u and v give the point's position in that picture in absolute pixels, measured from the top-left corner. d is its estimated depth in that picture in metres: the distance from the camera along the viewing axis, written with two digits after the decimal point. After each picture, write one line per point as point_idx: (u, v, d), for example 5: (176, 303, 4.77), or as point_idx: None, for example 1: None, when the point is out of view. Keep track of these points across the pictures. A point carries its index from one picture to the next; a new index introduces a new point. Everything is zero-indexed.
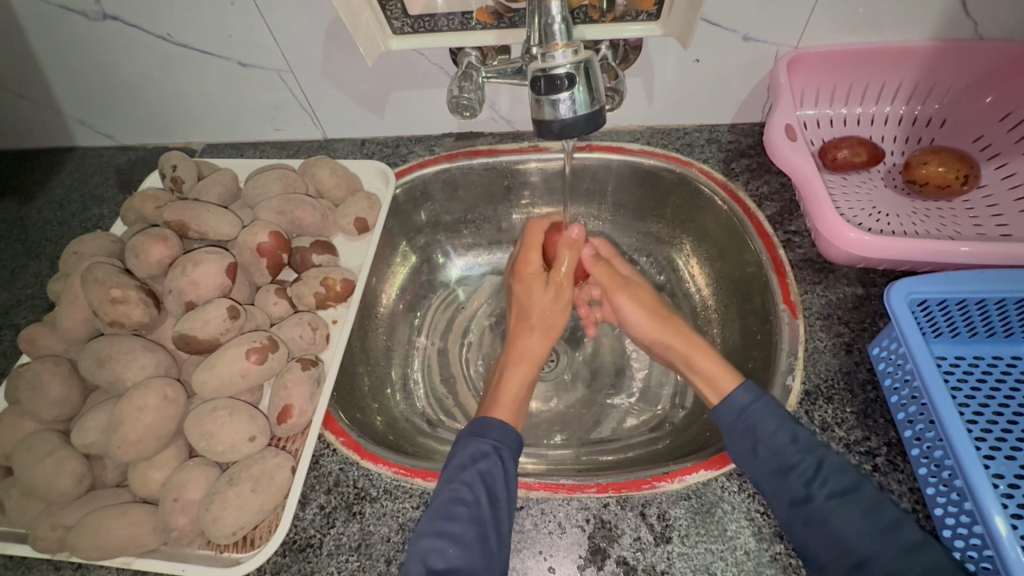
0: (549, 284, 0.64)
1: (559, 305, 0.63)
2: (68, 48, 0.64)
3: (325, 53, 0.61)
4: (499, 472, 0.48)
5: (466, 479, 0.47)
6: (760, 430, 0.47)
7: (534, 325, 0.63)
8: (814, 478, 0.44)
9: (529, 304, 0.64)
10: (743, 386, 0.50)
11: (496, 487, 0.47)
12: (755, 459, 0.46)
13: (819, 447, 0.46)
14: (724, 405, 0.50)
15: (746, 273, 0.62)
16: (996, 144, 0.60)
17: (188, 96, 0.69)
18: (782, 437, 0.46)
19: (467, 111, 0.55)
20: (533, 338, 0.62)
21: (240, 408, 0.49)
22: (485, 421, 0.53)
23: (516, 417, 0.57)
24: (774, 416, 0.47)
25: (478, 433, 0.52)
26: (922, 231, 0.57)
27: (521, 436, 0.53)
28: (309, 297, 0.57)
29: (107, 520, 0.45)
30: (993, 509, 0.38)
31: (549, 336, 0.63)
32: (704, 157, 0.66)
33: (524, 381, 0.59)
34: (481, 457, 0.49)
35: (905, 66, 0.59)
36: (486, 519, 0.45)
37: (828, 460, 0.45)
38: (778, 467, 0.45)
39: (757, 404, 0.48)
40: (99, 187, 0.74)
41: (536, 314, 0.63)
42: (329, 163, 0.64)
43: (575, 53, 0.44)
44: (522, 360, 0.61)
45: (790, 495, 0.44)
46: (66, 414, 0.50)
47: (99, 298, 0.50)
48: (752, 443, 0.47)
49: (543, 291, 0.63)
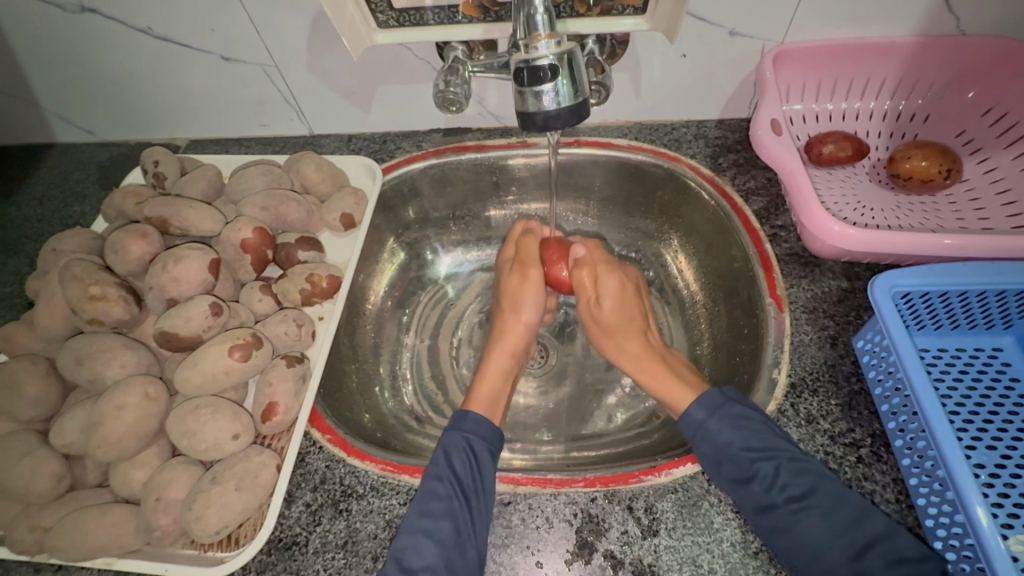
0: (518, 267, 0.66)
1: (528, 283, 0.64)
2: (46, 42, 0.63)
3: (309, 47, 0.61)
4: (472, 466, 0.49)
5: (439, 474, 0.48)
6: (717, 441, 0.48)
7: (506, 305, 0.64)
8: (773, 484, 0.44)
9: (506, 288, 0.65)
10: (698, 402, 0.51)
11: (467, 480, 0.47)
12: (716, 471, 0.47)
13: (776, 451, 0.46)
14: (683, 421, 0.51)
15: (733, 268, 0.62)
16: (979, 139, 0.60)
17: (171, 90, 0.68)
18: (738, 449, 0.46)
19: (453, 105, 0.54)
20: (507, 316, 0.64)
21: (223, 406, 0.48)
22: (462, 414, 0.54)
23: (492, 409, 0.57)
24: (729, 427, 0.48)
25: (454, 427, 0.53)
26: (906, 225, 0.58)
27: (498, 429, 0.54)
28: (294, 294, 0.57)
29: (86, 521, 0.44)
30: (975, 500, 0.39)
31: (524, 317, 0.63)
32: (691, 152, 0.66)
33: (500, 367, 0.60)
34: (453, 451, 0.50)
35: (889, 60, 0.60)
36: (459, 513, 0.45)
37: (784, 464, 0.45)
38: (737, 477, 0.46)
39: (713, 418, 0.49)
40: (80, 183, 0.73)
41: (511, 294, 0.64)
42: (315, 159, 0.63)
43: (558, 44, 0.44)
44: (497, 347, 0.62)
45: (753, 503, 0.45)
46: (44, 413, 0.50)
47: (77, 295, 0.49)
48: (712, 453, 0.48)
49: (511, 276, 0.66)
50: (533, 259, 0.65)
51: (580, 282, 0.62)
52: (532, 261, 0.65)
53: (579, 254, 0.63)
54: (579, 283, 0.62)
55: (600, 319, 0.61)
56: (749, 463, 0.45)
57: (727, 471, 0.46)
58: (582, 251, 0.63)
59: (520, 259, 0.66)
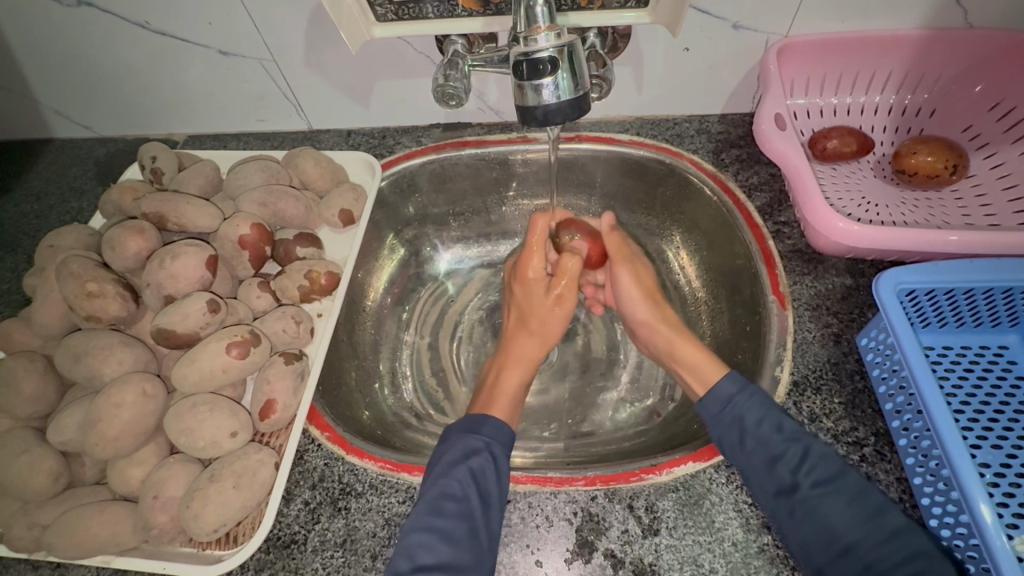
0: (552, 289, 0.61)
1: (561, 312, 0.61)
2: (42, 37, 0.62)
3: (307, 42, 0.60)
4: (491, 469, 0.48)
5: (456, 475, 0.46)
6: (746, 420, 0.47)
7: (533, 332, 0.61)
8: (801, 466, 0.44)
9: (531, 311, 0.62)
10: (728, 377, 0.50)
11: (487, 484, 0.46)
12: (740, 450, 0.46)
13: (806, 435, 0.45)
14: (710, 396, 0.50)
15: (735, 265, 0.61)
16: (986, 134, 0.59)
17: (169, 86, 0.67)
18: (766, 429, 0.46)
19: (452, 100, 0.54)
20: (529, 342, 0.61)
21: (221, 403, 0.48)
22: (481, 418, 0.52)
23: (512, 414, 0.57)
24: (760, 406, 0.47)
25: (470, 429, 0.51)
26: (911, 221, 0.57)
27: (513, 432, 0.53)
28: (293, 290, 0.56)
29: (84, 518, 0.44)
30: (979, 499, 0.38)
31: (546, 340, 0.61)
32: (693, 147, 0.65)
33: (517, 383, 0.58)
34: (473, 454, 0.48)
35: (895, 54, 0.59)
36: (476, 515, 0.45)
37: (814, 447, 0.45)
38: (765, 456, 0.45)
39: (742, 394, 0.48)
40: (78, 180, 0.72)
41: (537, 320, 0.61)
42: (314, 155, 0.63)
43: (558, 36, 0.43)
44: (511, 360, 0.60)
45: (777, 487, 0.44)
46: (41, 411, 0.49)
47: (74, 291, 0.49)
48: (739, 434, 0.47)
49: (543, 301, 0.61)
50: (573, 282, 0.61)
51: (612, 248, 0.64)
52: (569, 288, 0.61)
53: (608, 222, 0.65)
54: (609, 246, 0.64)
55: (639, 276, 0.63)
56: (767, 454, 0.45)
57: (756, 449, 0.45)
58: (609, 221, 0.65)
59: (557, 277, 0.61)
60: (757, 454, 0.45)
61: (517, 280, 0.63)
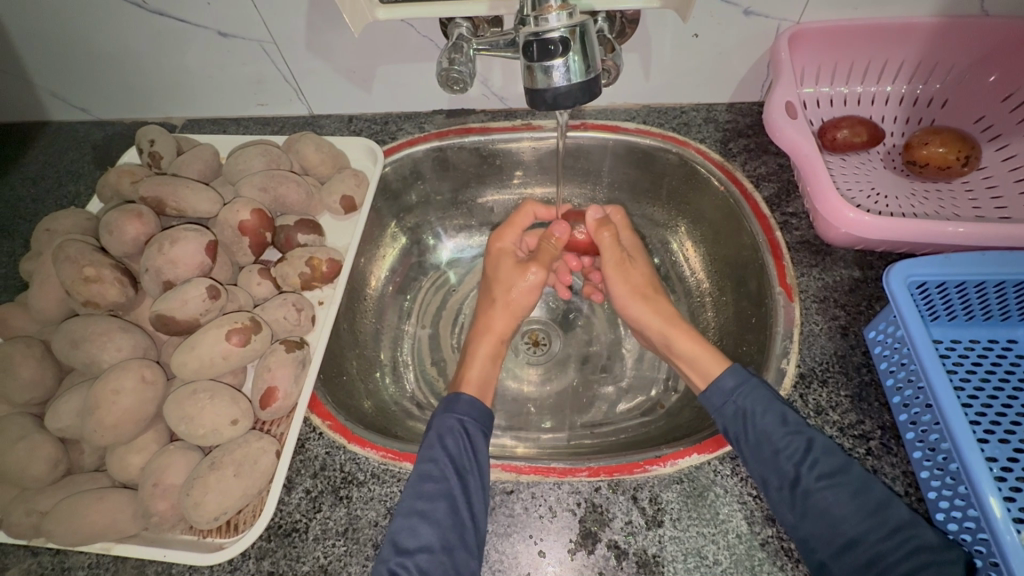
0: (523, 262, 0.63)
1: (525, 284, 0.62)
2: (38, 18, 0.61)
3: (308, 24, 0.59)
4: (465, 446, 0.49)
5: (433, 455, 0.47)
6: (749, 411, 0.47)
7: (497, 300, 0.63)
8: (805, 459, 0.44)
9: (496, 279, 0.64)
10: (729, 370, 0.51)
11: (464, 460, 0.47)
12: (744, 443, 0.46)
13: (808, 428, 0.46)
14: (713, 388, 0.51)
15: (741, 255, 0.61)
16: (998, 125, 0.58)
17: (167, 68, 0.66)
18: (771, 419, 0.46)
19: (457, 84, 0.52)
20: (495, 311, 0.62)
21: (222, 391, 0.48)
22: (454, 396, 0.53)
23: (484, 391, 0.57)
24: (762, 399, 0.47)
25: (445, 409, 0.52)
26: (920, 214, 0.56)
27: (489, 411, 0.54)
28: (294, 278, 0.55)
29: (82, 505, 0.43)
30: (990, 493, 0.38)
31: (511, 309, 0.62)
32: (700, 136, 0.65)
33: (485, 355, 0.60)
34: (446, 434, 0.50)
35: (908, 43, 0.58)
36: (456, 493, 0.45)
37: (818, 440, 0.45)
38: (770, 452, 0.45)
39: (745, 387, 0.49)
40: (75, 163, 0.71)
41: (504, 288, 0.63)
42: (315, 140, 0.62)
43: (570, 17, 0.42)
44: (484, 335, 0.61)
45: (779, 479, 0.44)
46: (38, 397, 0.49)
47: (71, 276, 0.48)
48: (742, 425, 0.47)
49: (512, 270, 0.63)
50: (547, 261, 0.63)
51: (603, 244, 0.62)
52: (541, 258, 0.63)
53: (597, 217, 0.63)
54: (601, 246, 0.62)
55: (626, 271, 0.62)
56: (772, 446, 0.45)
57: (758, 446, 0.45)
58: (596, 215, 0.63)
59: (532, 255, 0.64)
60: (764, 449, 0.45)
61: (488, 252, 0.66)
